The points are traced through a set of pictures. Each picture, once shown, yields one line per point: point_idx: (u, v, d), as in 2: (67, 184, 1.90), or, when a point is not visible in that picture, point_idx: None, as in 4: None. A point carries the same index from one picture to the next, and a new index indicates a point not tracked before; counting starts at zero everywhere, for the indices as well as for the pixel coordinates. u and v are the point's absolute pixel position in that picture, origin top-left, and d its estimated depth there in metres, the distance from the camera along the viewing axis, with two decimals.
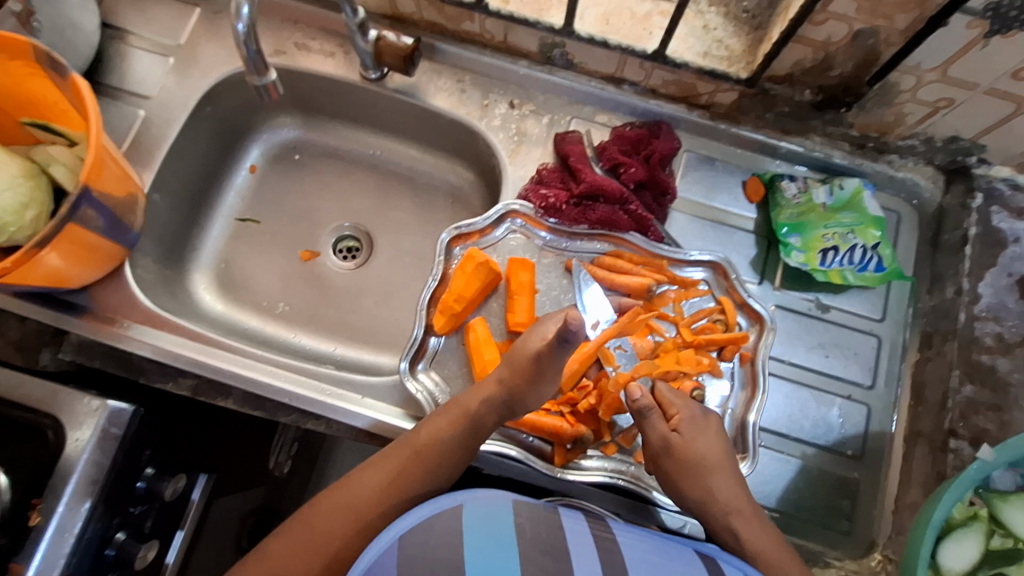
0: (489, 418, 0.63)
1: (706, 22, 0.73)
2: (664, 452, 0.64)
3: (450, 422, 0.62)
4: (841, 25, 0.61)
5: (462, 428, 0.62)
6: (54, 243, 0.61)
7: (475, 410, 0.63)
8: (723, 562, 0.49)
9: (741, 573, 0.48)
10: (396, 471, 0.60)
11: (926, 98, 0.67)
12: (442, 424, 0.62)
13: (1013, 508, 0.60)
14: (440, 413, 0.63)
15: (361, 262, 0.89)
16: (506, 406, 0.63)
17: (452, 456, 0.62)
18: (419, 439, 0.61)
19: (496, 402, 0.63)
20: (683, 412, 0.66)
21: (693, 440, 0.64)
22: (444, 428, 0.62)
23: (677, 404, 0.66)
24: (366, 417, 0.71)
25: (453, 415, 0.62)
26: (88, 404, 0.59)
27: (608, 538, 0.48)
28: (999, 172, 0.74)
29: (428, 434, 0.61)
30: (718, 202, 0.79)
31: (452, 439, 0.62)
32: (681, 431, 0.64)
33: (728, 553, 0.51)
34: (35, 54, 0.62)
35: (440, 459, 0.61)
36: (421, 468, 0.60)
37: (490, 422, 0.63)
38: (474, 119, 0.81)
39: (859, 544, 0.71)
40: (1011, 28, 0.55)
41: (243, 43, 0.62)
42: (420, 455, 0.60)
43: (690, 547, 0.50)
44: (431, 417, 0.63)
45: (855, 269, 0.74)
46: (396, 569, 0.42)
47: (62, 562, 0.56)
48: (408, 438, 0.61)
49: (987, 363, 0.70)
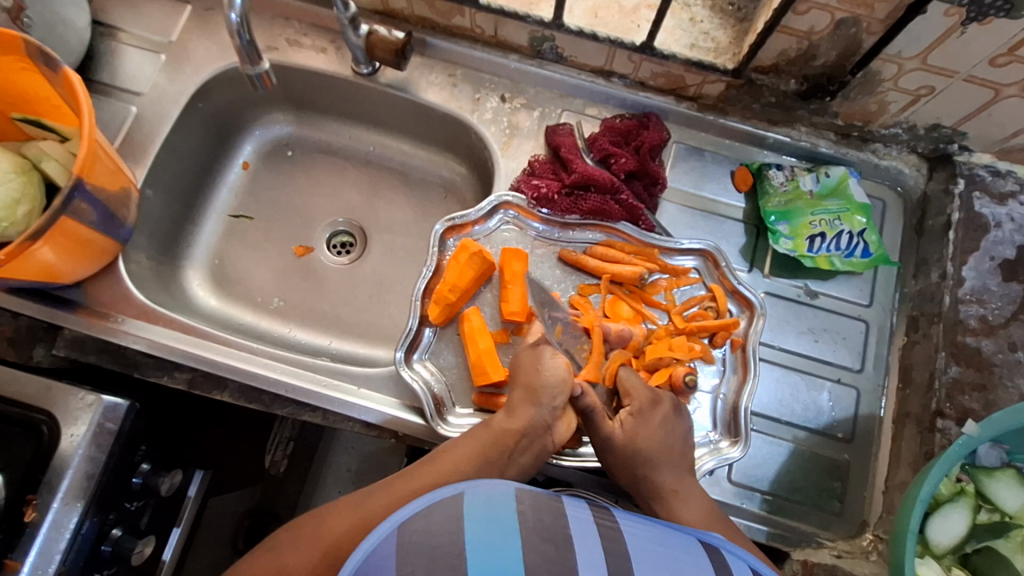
0: (513, 429, 0.61)
1: (692, 15, 0.75)
2: (606, 448, 0.64)
3: (475, 439, 0.61)
4: (823, 14, 0.63)
5: (492, 447, 0.60)
6: (46, 236, 0.61)
7: (504, 426, 0.61)
8: (728, 552, 0.49)
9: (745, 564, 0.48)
10: (414, 473, 0.59)
11: (908, 87, 0.68)
12: (469, 443, 0.61)
13: (997, 483, 0.62)
14: (474, 435, 0.62)
15: (355, 257, 0.90)
16: (531, 403, 0.63)
17: (471, 469, 0.58)
18: (442, 452, 0.60)
19: (526, 406, 0.63)
20: (635, 404, 0.65)
21: (633, 436, 0.63)
22: (468, 443, 0.61)
23: (632, 393, 0.66)
24: (371, 411, 0.71)
25: (481, 435, 0.61)
26: (83, 400, 0.60)
27: (611, 527, 0.48)
28: (979, 159, 0.77)
29: (455, 447, 0.60)
30: (708, 191, 0.80)
31: (476, 454, 0.59)
32: (624, 425, 0.64)
33: (732, 544, 0.50)
34: (26, 49, 0.62)
35: (458, 469, 0.58)
36: (435, 476, 0.58)
37: (514, 431, 0.61)
38: (466, 113, 0.82)
39: (851, 524, 0.72)
40: (987, 15, 0.56)
41: (236, 32, 0.62)
42: (443, 464, 0.58)
43: (691, 537, 0.50)
44: (462, 438, 0.62)
45: (842, 255, 0.76)
46: (394, 561, 0.42)
47: (58, 558, 0.56)
48: (441, 450, 0.60)
49: (973, 345, 0.71)
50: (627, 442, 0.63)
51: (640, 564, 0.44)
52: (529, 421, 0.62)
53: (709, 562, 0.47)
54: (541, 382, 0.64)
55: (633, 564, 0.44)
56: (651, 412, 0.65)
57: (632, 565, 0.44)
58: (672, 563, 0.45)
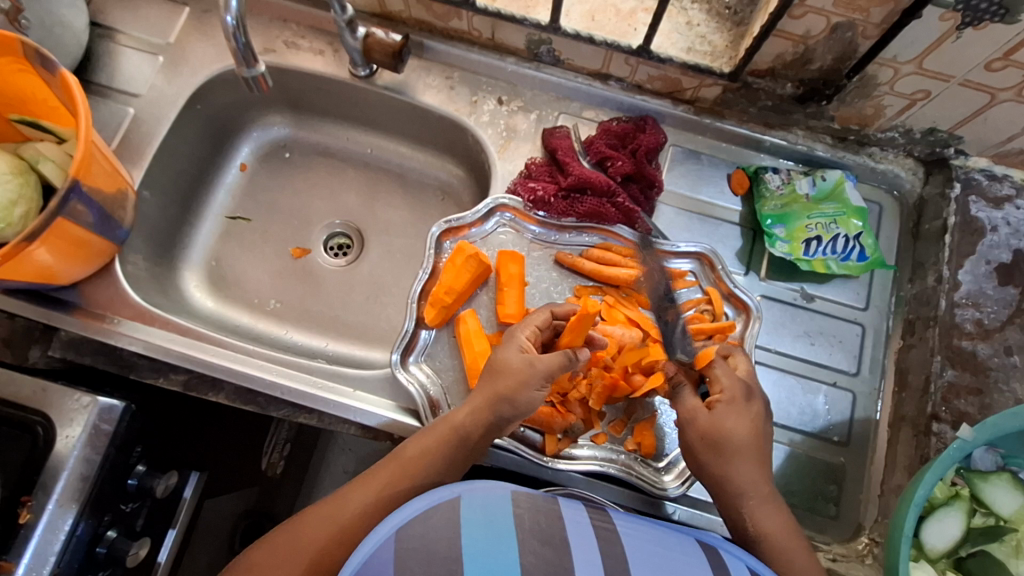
0: (476, 429, 0.62)
1: (689, 18, 0.75)
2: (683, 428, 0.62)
3: (438, 439, 0.61)
4: (819, 18, 0.63)
5: (456, 446, 0.61)
6: (43, 237, 0.61)
7: (461, 426, 0.62)
8: (727, 552, 0.49)
9: (744, 564, 0.47)
10: (380, 470, 0.60)
11: (903, 91, 0.69)
12: (430, 442, 0.61)
13: (993, 487, 0.62)
14: (428, 431, 0.62)
15: (352, 259, 0.90)
16: (492, 412, 0.62)
17: (440, 471, 0.60)
18: (407, 455, 0.60)
19: (487, 409, 0.62)
20: (727, 392, 0.62)
21: (719, 424, 0.61)
22: (430, 445, 0.61)
23: (723, 381, 0.62)
24: (373, 415, 0.71)
25: (443, 432, 0.61)
26: (79, 401, 0.60)
27: (609, 529, 0.48)
28: (976, 163, 0.77)
29: (418, 446, 0.61)
30: (704, 194, 0.80)
31: (441, 454, 0.60)
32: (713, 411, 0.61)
33: (732, 544, 0.50)
34: (23, 50, 0.62)
35: (428, 472, 0.60)
36: (408, 483, 0.59)
37: (478, 436, 0.62)
38: (463, 115, 0.82)
39: (847, 527, 0.72)
40: (982, 20, 0.56)
41: (232, 34, 0.62)
42: (409, 464, 0.59)
43: (690, 537, 0.50)
44: (418, 435, 0.62)
45: (838, 259, 0.75)
46: (393, 565, 0.41)
47: (52, 559, 0.56)
48: (395, 453, 0.60)
49: (969, 349, 0.71)
50: (711, 428, 0.61)
51: (638, 566, 0.44)
52: (488, 424, 0.62)
53: (709, 562, 0.47)
54: (505, 387, 0.62)
55: (632, 567, 0.44)
56: (743, 403, 0.61)
57: (632, 568, 0.44)
58: (671, 565, 0.45)
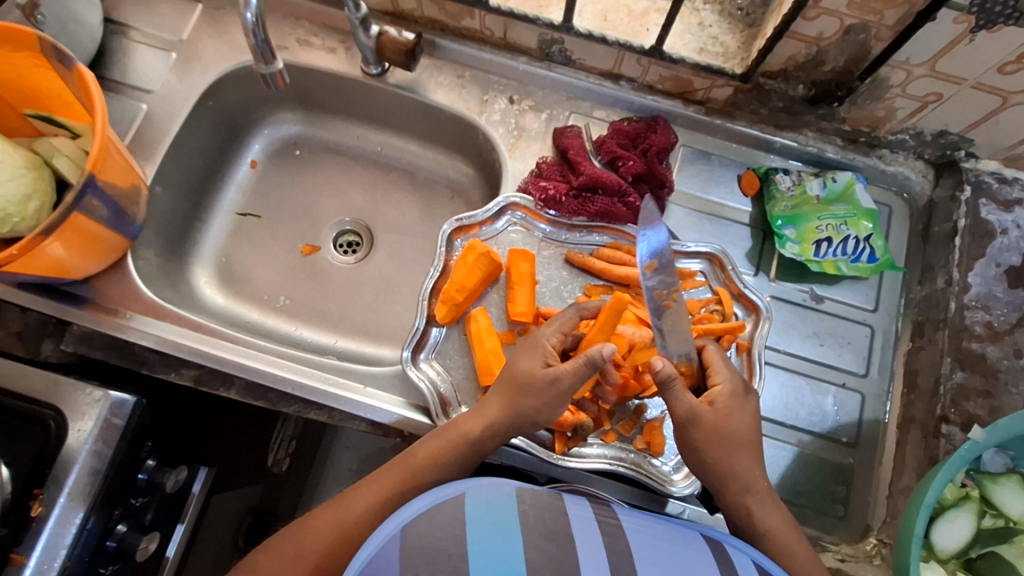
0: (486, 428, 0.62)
1: (702, 19, 0.75)
2: (689, 421, 0.61)
3: (445, 445, 0.61)
4: (832, 20, 0.63)
5: (466, 449, 0.61)
6: (58, 232, 0.61)
7: (465, 431, 0.61)
8: (731, 546, 0.49)
9: (749, 558, 0.47)
10: (387, 474, 0.60)
11: (915, 93, 0.69)
12: (438, 448, 0.61)
13: (1003, 489, 0.63)
14: (433, 437, 0.62)
15: (361, 257, 0.90)
16: (504, 417, 0.62)
17: (453, 473, 0.60)
18: (417, 462, 0.60)
19: (499, 403, 0.63)
20: (728, 384, 0.63)
21: (726, 416, 0.62)
22: (438, 451, 0.60)
23: (721, 374, 0.64)
24: (381, 411, 0.71)
25: (451, 435, 0.61)
26: (90, 395, 0.60)
27: (612, 524, 0.49)
28: (986, 166, 0.77)
29: (426, 448, 0.61)
30: (714, 195, 0.81)
31: (452, 458, 0.60)
32: (716, 404, 0.62)
33: (736, 538, 0.50)
34: (40, 45, 0.63)
35: (437, 472, 0.60)
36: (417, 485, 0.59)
37: (488, 441, 0.62)
38: (474, 114, 0.83)
39: (855, 528, 0.72)
40: (996, 23, 0.57)
41: (251, 31, 0.63)
42: (418, 462, 0.60)
43: (694, 532, 0.50)
44: (425, 439, 0.62)
45: (848, 260, 0.76)
46: (398, 562, 0.42)
47: (64, 552, 0.56)
48: (403, 458, 0.60)
49: (978, 351, 0.72)
50: (719, 420, 0.61)
51: (643, 561, 0.45)
52: (495, 422, 0.62)
53: (713, 557, 0.47)
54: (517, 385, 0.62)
55: (636, 561, 0.44)
56: (743, 396, 0.63)
57: (637, 563, 0.44)
58: (675, 560, 0.45)
